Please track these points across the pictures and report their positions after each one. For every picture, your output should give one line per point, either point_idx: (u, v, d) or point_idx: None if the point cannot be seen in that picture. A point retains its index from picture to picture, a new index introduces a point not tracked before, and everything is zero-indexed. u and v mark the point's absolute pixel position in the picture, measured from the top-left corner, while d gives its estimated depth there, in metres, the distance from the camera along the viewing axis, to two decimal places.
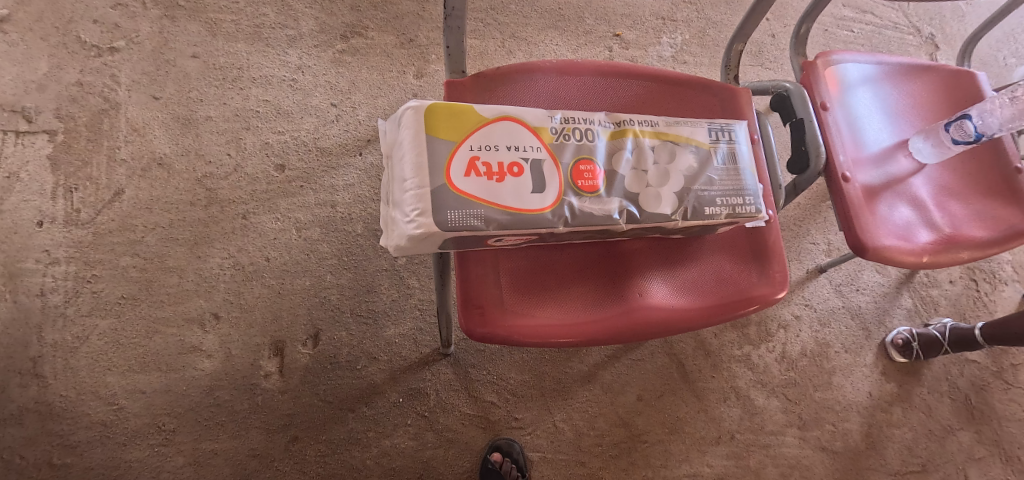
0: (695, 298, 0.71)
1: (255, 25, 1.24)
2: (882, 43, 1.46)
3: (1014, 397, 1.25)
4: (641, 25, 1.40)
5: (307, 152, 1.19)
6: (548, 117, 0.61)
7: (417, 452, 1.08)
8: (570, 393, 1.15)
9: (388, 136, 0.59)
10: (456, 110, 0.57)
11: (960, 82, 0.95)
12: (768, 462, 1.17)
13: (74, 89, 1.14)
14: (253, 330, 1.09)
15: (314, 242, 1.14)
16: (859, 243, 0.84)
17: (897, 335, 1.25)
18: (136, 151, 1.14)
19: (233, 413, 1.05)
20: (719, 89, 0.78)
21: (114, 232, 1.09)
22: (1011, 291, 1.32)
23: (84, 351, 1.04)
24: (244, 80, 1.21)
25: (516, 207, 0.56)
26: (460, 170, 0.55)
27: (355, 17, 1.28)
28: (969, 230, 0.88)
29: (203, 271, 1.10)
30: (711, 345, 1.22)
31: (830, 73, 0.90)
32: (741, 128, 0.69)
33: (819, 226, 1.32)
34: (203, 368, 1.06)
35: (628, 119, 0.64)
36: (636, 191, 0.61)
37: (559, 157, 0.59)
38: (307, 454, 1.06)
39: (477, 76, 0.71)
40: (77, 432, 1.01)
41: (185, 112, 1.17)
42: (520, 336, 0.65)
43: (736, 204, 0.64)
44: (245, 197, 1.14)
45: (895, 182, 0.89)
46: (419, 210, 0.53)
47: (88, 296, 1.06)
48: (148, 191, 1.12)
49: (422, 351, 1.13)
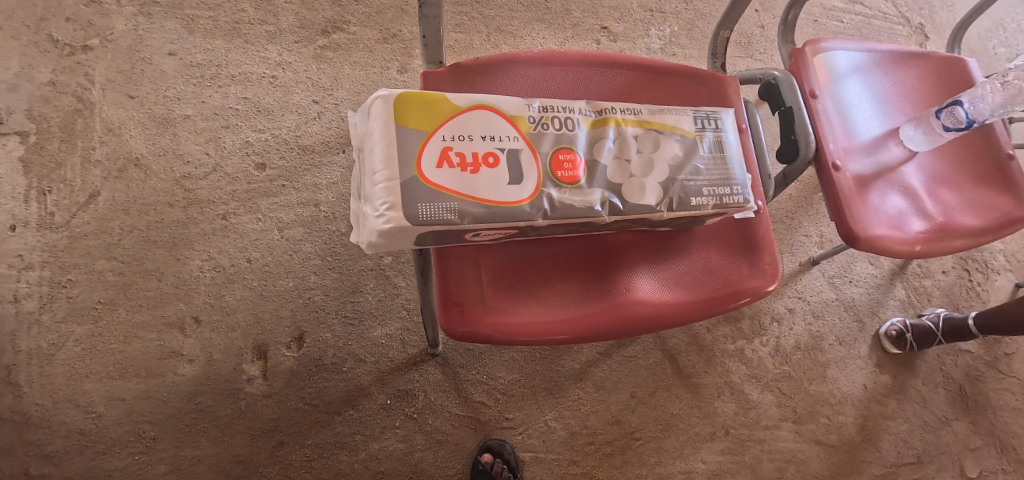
0: (684, 292, 0.68)
1: (234, 21, 1.21)
2: (872, 33, 1.45)
3: (1008, 387, 1.24)
4: (629, 18, 1.38)
5: (289, 151, 1.16)
6: (525, 106, 0.58)
7: (406, 455, 1.06)
8: (562, 391, 1.13)
9: (358, 128, 0.56)
10: (428, 99, 0.55)
11: (949, 70, 0.94)
12: (763, 457, 1.16)
13: (46, 89, 1.11)
14: (235, 334, 1.06)
15: (297, 242, 1.12)
16: (850, 233, 0.82)
17: (891, 326, 1.24)
18: (111, 152, 1.11)
19: (216, 418, 1.03)
20: (706, 77, 0.76)
21: (89, 235, 1.06)
22: (1004, 280, 1.31)
23: (61, 359, 1.01)
24: (222, 77, 1.18)
25: (493, 200, 0.54)
26: (432, 161, 0.53)
27: (336, 12, 1.25)
28: (961, 218, 0.86)
29: (183, 273, 1.07)
30: (705, 340, 1.20)
31: (819, 61, 0.88)
32: (728, 117, 0.67)
33: (811, 218, 1.31)
34: (183, 373, 1.03)
35: (609, 108, 0.62)
36: (620, 182, 0.59)
37: (537, 147, 0.57)
38: (293, 460, 1.03)
39: (454, 66, 0.68)
40: (55, 441, 0.98)
41: (162, 111, 1.14)
42: (504, 335, 0.62)
43: (724, 193, 0.62)
44: (225, 197, 1.12)
45: (885, 171, 0.88)
46: (389, 203, 0.51)
47: (63, 302, 1.03)
48: (125, 192, 1.09)
49: (410, 351, 1.10)
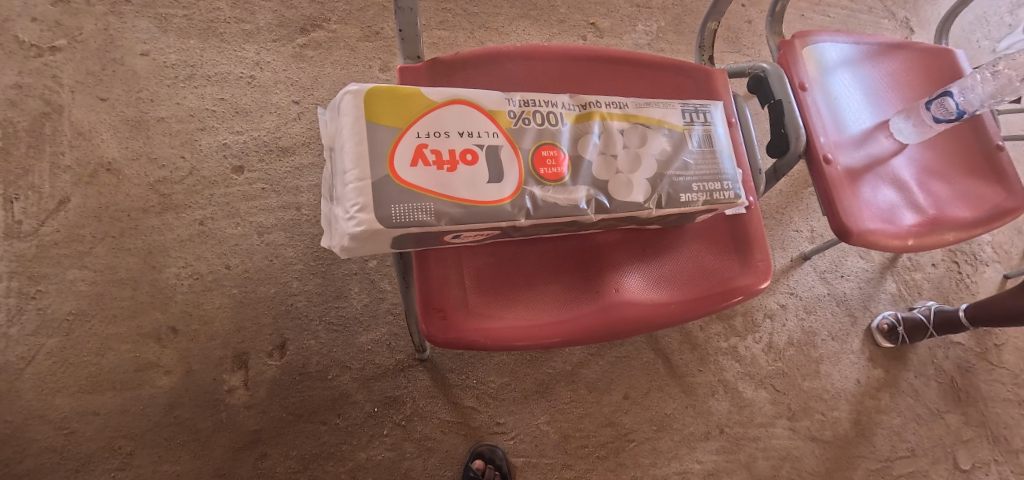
0: (674, 291, 0.66)
1: (209, 20, 1.17)
2: (858, 27, 1.44)
3: (998, 378, 1.23)
4: (616, 13, 1.35)
5: (269, 153, 1.13)
6: (505, 100, 0.56)
7: (395, 463, 1.03)
8: (554, 394, 1.10)
9: (329, 126, 0.54)
10: (401, 94, 0.52)
11: (938, 61, 0.92)
12: (758, 455, 1.14)
13: (12, 92, 1.07)
14: (215, 343, 1.03)
15: (278, 247, 1.08)
16: (843, 227, 0.80)
17: (883, 320, 1.22)
18: (82, 157, 1.07)
19: (195, 431, 0.99)
20: (693, 71, 0.74)
21: (59, 244, 1.02)
22: (993, 271, 1.30)
23: (31, 373, 0.97)
24: (198, 77, 1.14)
25: (471, 200, 0.51)
26: (406, 159, 0.50)
27: (317, 10, 1.22)
28: (954, 210, 0.85)
29: (159, 281, 1.04)
30: (698, 338, 1.18)
31: (807, 54, 0.87)
32: (717, 110, 0.65)
33: (802, 212, 1.30)
34: (161, 385, 1.00)
35: (594, 101, 0.59)
36: (605, 179, 0.57)
37: (519, 143, 0.55)
38: (277, 471, 1.00)
39: (433, 62, 0.66)
40: (25, 459, 0.94)
41: (134, 113, 1.10)
42: (487, 340, 0.60)
43: (713, 189, 0.60)
44: (202, 202, 1.08)
45: (876, 163, 0.86)
46: (359, 205, 0.48)
47: (33, 314, 0.99)
48: (96, 198, 1.05)
49: (397, 357, 1.07)
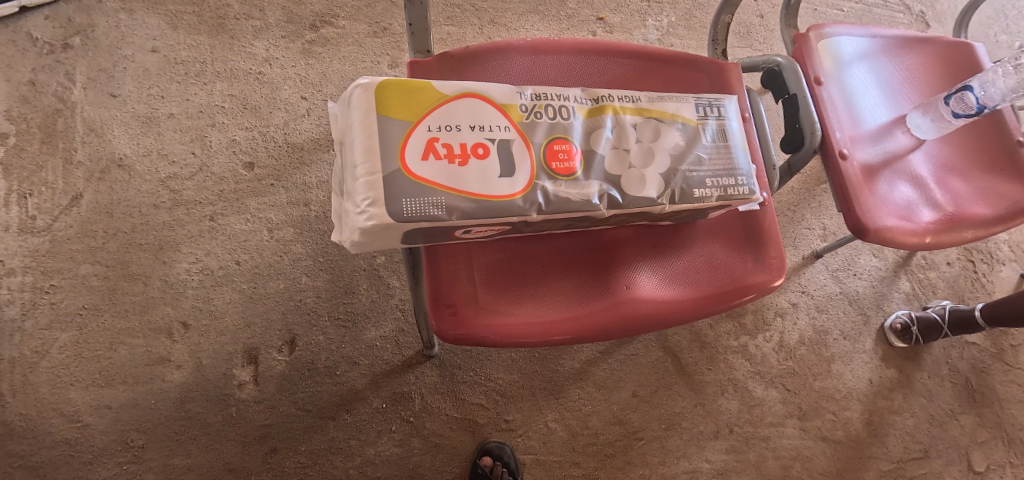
0: (687, 288, 0.65)
1: (219, 17, 1.18)
2: (873, 21, 1.41)
3: (1014, 379, 1.21)
4: (626, 9, 1.34)
5: (277, 149, 1.13)
6: (516, 94, 0.56)
7: (403, 459, 1.03)
8: (562, 391, 1.10)
9: (338, 120, 0.53)
10: (410, 87, 0.52)
11: (957, 55, 0.90)
12: (768, 455, 1.13)
13: (25, 89, 1.08)
14: (225, 338, 1.03)
15: (287, 243, 1.09)
16: (859, 224, 0.79)
17: (896, 320, 1.20)
18: (93, 153, 1.07)
19: (206, 426, 1.00)
20: (705, 64, 0.72)
21: (72, 239, 1.03)
22: (1009, 271, 1.28)
23: (45, 367, 0.98)
24: (207, 74, 1.14)
25: (482, 194, 0.51)
26: (417, 154, 0.50)
27: (325, 6, 1.21)
28: (973, 208, 0.83)
29: (169, 277, 1.04)
30: (707, 336, 1.17)
31: (823, 47, 0.85)
32: (731, 103, 0.64)
33: (814, 210, 1.28)
34: (171, 380, 1.00)
35: (606, 95, 0.59)
36: (617, 174, 0.56)
37: (530, 137, 0.54)
38: (286, 467, 1.00)
39: (443, 55, 0.65)
40: (40, 452, 0.95)
41: (145, 110, 1.11)
42: (497, 337, 0.59)
43: (727, 184, 0.59)
44: (213, 198, 1.09)
45: (893, 159, 0.85)
46: (370, 199, 0.47)
47: (46, 308, 1.00)
48: (107, 194, 1.06)
49: (404, 353, 1.07)
